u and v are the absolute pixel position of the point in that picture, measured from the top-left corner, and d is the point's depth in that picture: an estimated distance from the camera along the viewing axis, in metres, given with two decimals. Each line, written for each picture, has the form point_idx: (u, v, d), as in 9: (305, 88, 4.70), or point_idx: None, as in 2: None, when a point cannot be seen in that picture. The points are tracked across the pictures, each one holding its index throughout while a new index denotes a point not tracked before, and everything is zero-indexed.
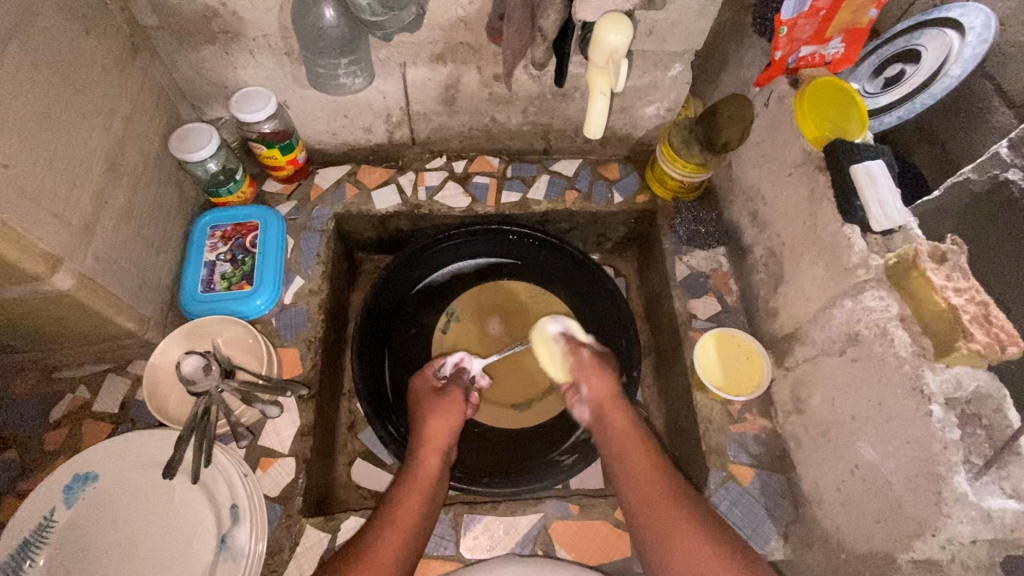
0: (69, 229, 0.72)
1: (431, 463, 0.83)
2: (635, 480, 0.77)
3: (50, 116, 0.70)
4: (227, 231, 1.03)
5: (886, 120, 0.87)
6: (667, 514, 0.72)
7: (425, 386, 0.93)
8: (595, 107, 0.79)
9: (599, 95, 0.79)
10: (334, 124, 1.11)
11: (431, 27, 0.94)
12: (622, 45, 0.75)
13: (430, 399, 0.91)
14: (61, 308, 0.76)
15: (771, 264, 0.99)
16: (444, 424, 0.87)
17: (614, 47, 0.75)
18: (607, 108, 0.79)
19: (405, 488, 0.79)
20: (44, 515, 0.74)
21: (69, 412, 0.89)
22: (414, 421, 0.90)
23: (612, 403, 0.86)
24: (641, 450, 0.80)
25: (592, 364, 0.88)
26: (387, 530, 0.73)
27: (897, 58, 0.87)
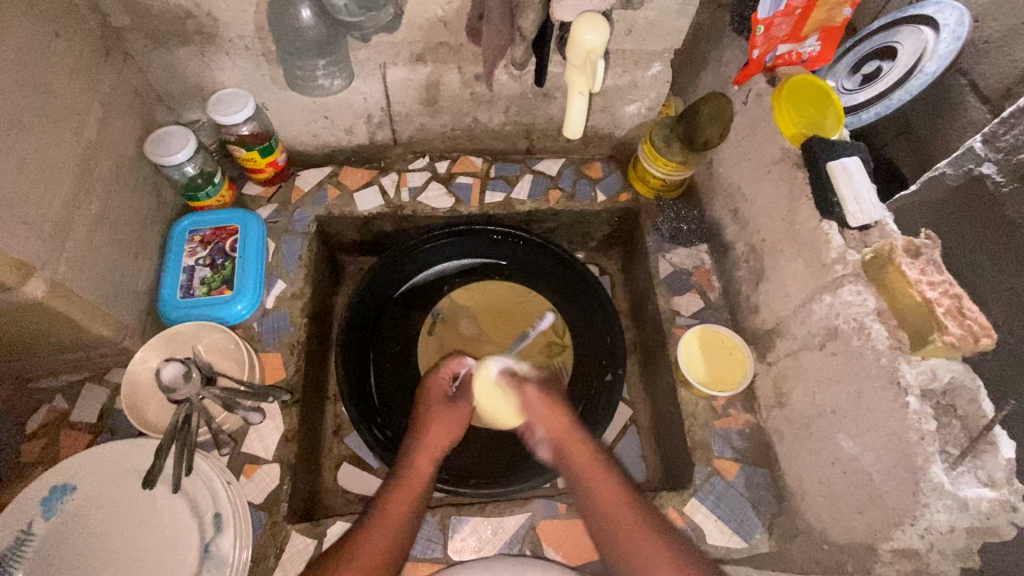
0: (41, 236, 0.70)
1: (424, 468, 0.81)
2: (596, 492, 0.75)
3: (18, 120, 0.68)
4: (207, 235, 1.01)
5: (864, 118, 0.88)
6: (626, 523, 0.72)
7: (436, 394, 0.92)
8: (575, 106, 0.79)
9: (578, 95, 0.79)
10: (314, 125, 1.10)
11: (409, 27, 0.93)
12: (601, 45, 0.75)
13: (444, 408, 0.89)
14: (34, 318, 0.74)
15: (752, 261, 1.00)
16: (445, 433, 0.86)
17: (591, 46, 0.75)
18: (586, 109, 0.79)
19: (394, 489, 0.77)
20: (21, 528, 0.72)
21: (46, 422, 0.87)
22: (415, 422, 0.88)
23: (568, 437, 0.83)
24: (601, 478, 0.77)
25: (541, 401, 0.86)
26: (370, 537, 0.72)
27: (873, 55, 0.89)
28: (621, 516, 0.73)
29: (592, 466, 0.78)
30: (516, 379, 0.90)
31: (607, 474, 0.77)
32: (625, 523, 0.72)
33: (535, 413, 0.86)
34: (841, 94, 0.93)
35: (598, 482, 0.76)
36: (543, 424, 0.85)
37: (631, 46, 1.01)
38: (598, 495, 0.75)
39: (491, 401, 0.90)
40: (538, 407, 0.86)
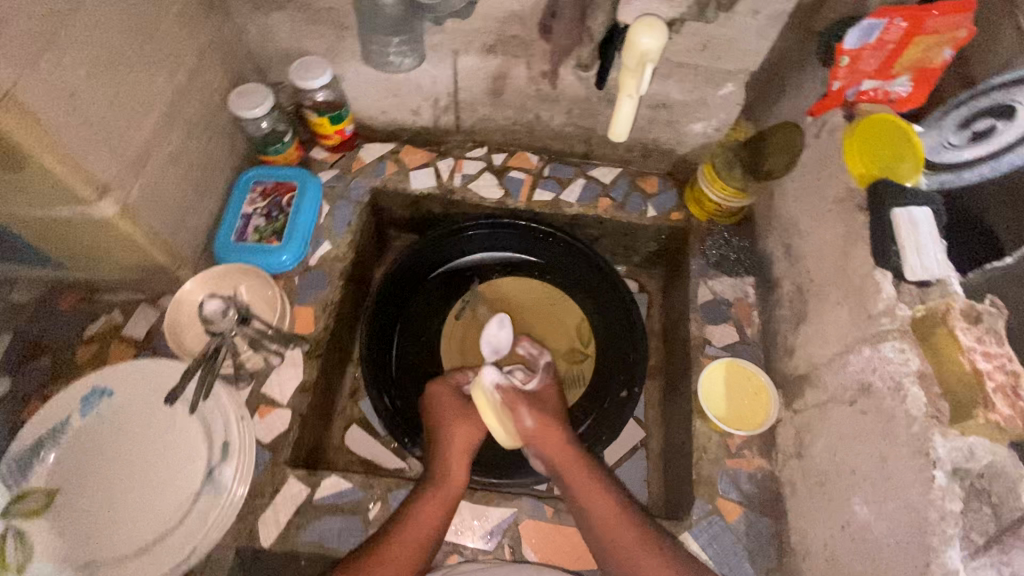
0: (122, 162, 0.77)
1: (459, 474, 0.84)
2: (584, 500, 0.81)
3: (122, 56, 0.75)
4: (268, 188, 1.07)
5: (967, 178, 0.73)
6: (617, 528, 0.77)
7: (450, 393, 0.95)
8: (621, 110, 0.74)
9: (626, 99, 0.73)
10: (385, 102, 1.15)
11: (485, 18, 0.95)
12: (655, 49, 0.68)
13: (458, 408, 0.92)
14: (102, 233, 0.81)
15: (797, 301, 0.95)
16: (468, 439, 0.89)
17: (645, 49, 0.68)
18: (633, 112, 0.74)
19: (428, 496, 0.80)
20: (62, 418, 0.82)
21: (101, 331, 0.97)
22: (438, 432, 0.90)
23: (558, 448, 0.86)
24: (593, 491, 0.81)
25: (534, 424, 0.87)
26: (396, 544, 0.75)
27: (990, 110, 0.71)
28: (617, 533, 0.76)
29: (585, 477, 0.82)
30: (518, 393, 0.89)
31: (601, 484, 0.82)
32: (623, 541, 0.76)
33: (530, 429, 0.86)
34: (943, 150, 0.77)
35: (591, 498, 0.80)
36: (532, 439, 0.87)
37: (705, 62, 0.98)
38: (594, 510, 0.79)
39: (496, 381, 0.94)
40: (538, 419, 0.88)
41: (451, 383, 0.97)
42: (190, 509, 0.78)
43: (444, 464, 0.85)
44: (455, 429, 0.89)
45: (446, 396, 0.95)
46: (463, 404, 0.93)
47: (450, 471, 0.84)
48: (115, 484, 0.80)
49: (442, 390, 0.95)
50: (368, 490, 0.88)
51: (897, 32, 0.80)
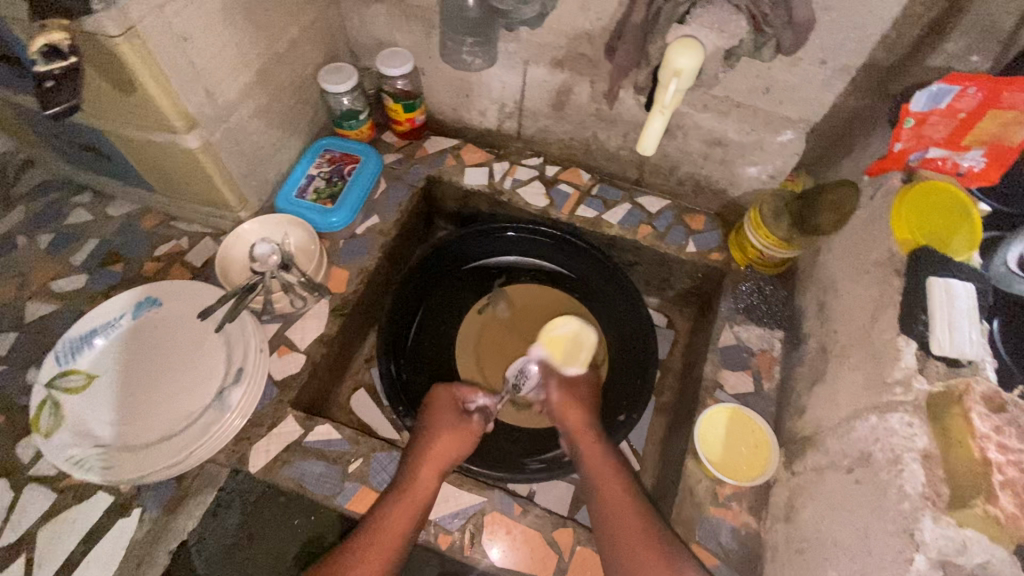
0: (214, 106, 0.89)
1: (427, 480, 0.82)
2: (602, 484, 0.82)
3: (235, 17, 0.87)
4: (335, 157, 1.18)
5: None
6: (633, 524, 0.75)
7: (447, 403, 0.95)
8: (653, 126, 0.76)
9: (658, 116, 0.75)
10: (456, 100, 1.24)
11: (558, 34, 1.00)
12: (691, 69, 0.72)
13: (450, 419, 0.92)
14: (186, 163, 0.93)
15: (818, 361, 0.90)
16: (451, 446, 0.88)
17: (680, 69, 0.71)
18: (662, 130, 0.76)
19: (396, 499, 0.79)
20: (115, 316, 0.94)
21: (169, 252, 1.10)
22: (421, 439, 0.88)
23: (585, 435, 0.90)
24: (610, 478, 0.82)
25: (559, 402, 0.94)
26: (365, 544, 0.73)
27: None
28: (626, 520, 0.76)
29: (607, 465, 0.84)
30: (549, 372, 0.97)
31: (623, 475, 0.83)
32: (633, 540, 0.74)
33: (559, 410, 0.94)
34: None
35: (607, 487, 0.81)
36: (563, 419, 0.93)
37: (766, 106, 0.98)
38: (608, 497, 0.80)
39: (581, 352, 1.00)
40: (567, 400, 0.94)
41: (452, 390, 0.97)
42: (196, 418, 0.87)
43: (417, 469, 0.83)
44: (441, 435, 0.88)
45: (444, 402, 0.95)
46: (455, 413, 0.94)
47: (423, 474, 0.83)
48: (142, 382, 0.90)
49: (441, 393, 0.97)
50: (354, 445, 0.92)
51: (971, 101, 0.75)
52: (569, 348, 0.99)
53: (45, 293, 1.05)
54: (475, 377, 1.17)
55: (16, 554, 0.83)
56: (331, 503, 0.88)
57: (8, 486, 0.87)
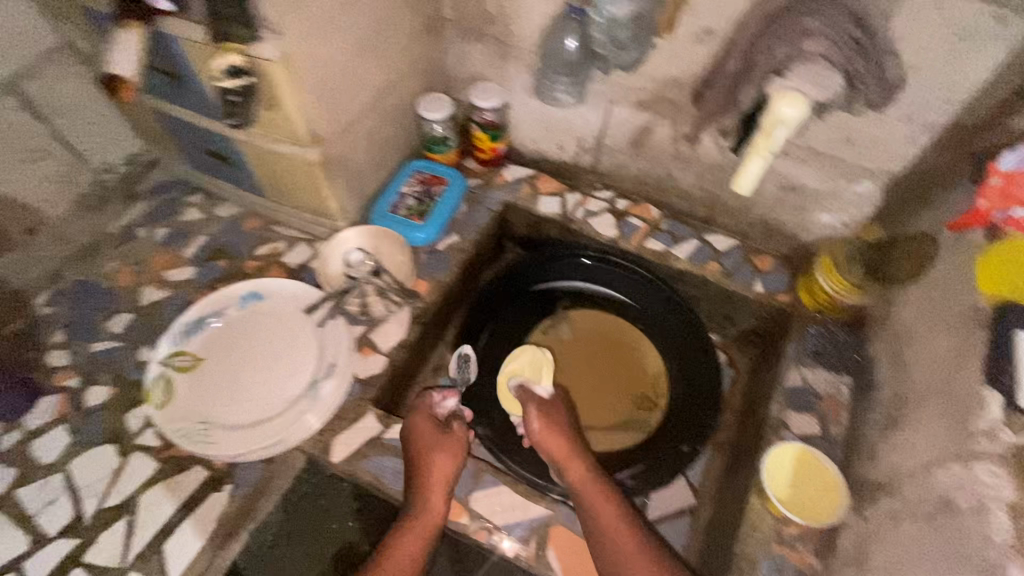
0: (336, 126, 0.99)
1: (439, 502, 0.88)
2: (597, 511, 0.88)
3: (363, 49, 0.97)
4: (426, 179, 1.26)
5: None
6: (629, 551, 0.82)
7: (424, 419, 0.97)
8: (750, 168, 0.83)
9: (757, 160, 0.82)
10: (538, 133, 1.32)
11: (647, 79, 1.07)
12: (795, 119, 0.78)
13: (429, 435, 0.94)
14: (303, 173, 1.04)
15: (892, 409, 0.91)
16: (446, 466, 0.90)
17: (784, 118, 0.78)
18: (761, 173, 0.83)
19: (409, 528, 0.84)
20: (222, 305, 1.04)
21: (268, 253, 1.20)
22: (414, 463, 0.91)
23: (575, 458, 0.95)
24: (606, 506, 0.88)
25: (539, 424, 0.99)
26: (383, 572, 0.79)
27: None
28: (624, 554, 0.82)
29: (595, 489, 0.91)
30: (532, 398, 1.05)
31: (610, 505, 0.88)
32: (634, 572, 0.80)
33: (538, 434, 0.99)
34: None
35: (604, 515, 0.87)
36: (546, 442, 0.98)
37: (846, 156, 1.02)
38: (605, 525, 0.86)
39: (544, 368, 1.14)
40: (551, 420, 1.00)
41: (421, 412, 0.98)
42: (291, 406, 0.96)
43: (424, 493, 0.88)
44: (435, 457, 0.91)
45: (421, 418, 0.96)
46: (435, 428, 0.95)
47: (428, 500, 0.87)
48: (242, 367, 0.99)
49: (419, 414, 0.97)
50: None
51: None
52: (535, 370, 1.14)
53: (159, 281, 1.16)
54: None
55: (124, 512, 0.92)
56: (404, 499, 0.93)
57: (117, 451, 0.97)
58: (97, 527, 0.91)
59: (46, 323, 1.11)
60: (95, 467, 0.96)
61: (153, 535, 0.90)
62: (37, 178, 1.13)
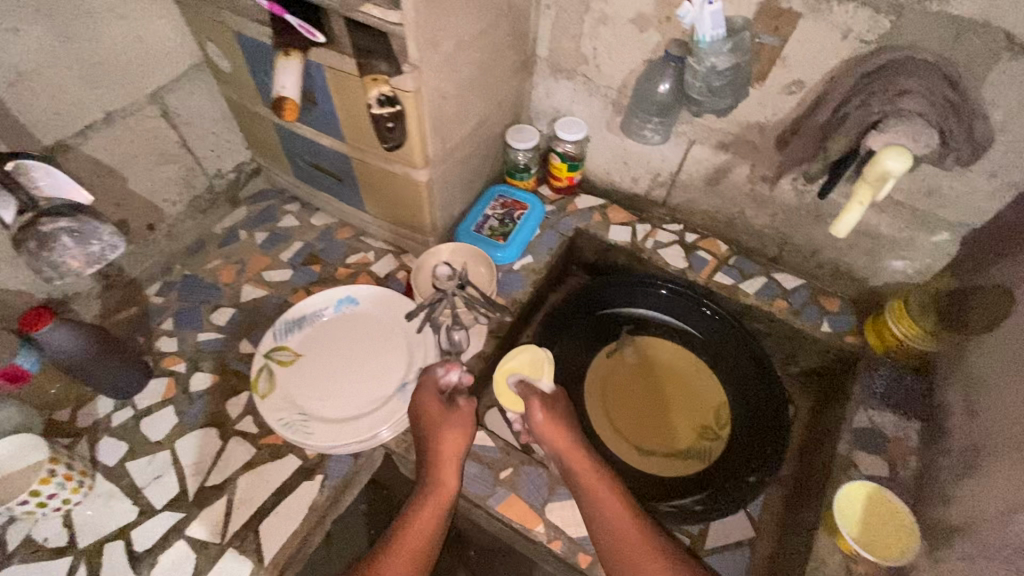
0: (443, 150, 1.08)
1: (452, 477, 0.89)
2: (605, 508, 0.88)
3: (475, 83, 1.07)
4: (507, 203, 1.35)
5: None
6: (639, 548, 0.84)
7: (429, 394, 0.96)
8: (850, 214, 0.88)
9: (857, 206, 0.87)
10: (614, 166, 1.39)
11: (730, 124, 1.14)
12: (899, 172, 0.83)
13: (437, 411, 0.94)
14: (407, 191, 1.13)
15: (967, 457, 0.91)
16: (457, 439, 0.92)
17: (889, 170, 0.83)
18: (860, 218, 0.88)
19: (425, 502, 0.87)
20: (322, 307, 1.12)
21: (358, 262, 1.29)
22: (426, 438, 0.92)
23: (578, 455, 0.94)
24: (613, 502, 0.89)
25: (542, 421, 0.95)
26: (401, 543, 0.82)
27: None
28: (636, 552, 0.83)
29: (600, 486, 0.91)
30: (531, 391, 0.99)
31: (618, 503, 0.89)
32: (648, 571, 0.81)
33: (538, 430, 0.96)
34: None
35: (613, 512, 0.88)
36: (548, 440, 0.96)
37: (925, 207, 1.06)
38: (615, 523, 0.87)
39: (545, 366, 1.05)
40: (554, 414, 0.97)
41: (425, 385, 0.97)
42: (384, 404, 1.02)
43: (438, 467, 0.90)
44: (443, 434, 0.91)
45: (427, 394, 0.96)
46: (442, 403, 0.95)
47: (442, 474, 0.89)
48: (339, 366, 1.06)
49: (425, 389, 0.97)
50: (505, 454, 1.02)
51: None
52: (535, 368, 1.05)
53: (257, 280, 1.26)
54: (601, 417, 1.25)
55: (222, 492, 0.99)
56: (484, 502, 0.98)
57: (218, 435, 1.05)
58: (197, 503, 0.98)
59: (158, 311, 1.21)
60: (197, 447, 1.03)
61: (248, 515, 0.96)
62: (162, 179, 1.21)
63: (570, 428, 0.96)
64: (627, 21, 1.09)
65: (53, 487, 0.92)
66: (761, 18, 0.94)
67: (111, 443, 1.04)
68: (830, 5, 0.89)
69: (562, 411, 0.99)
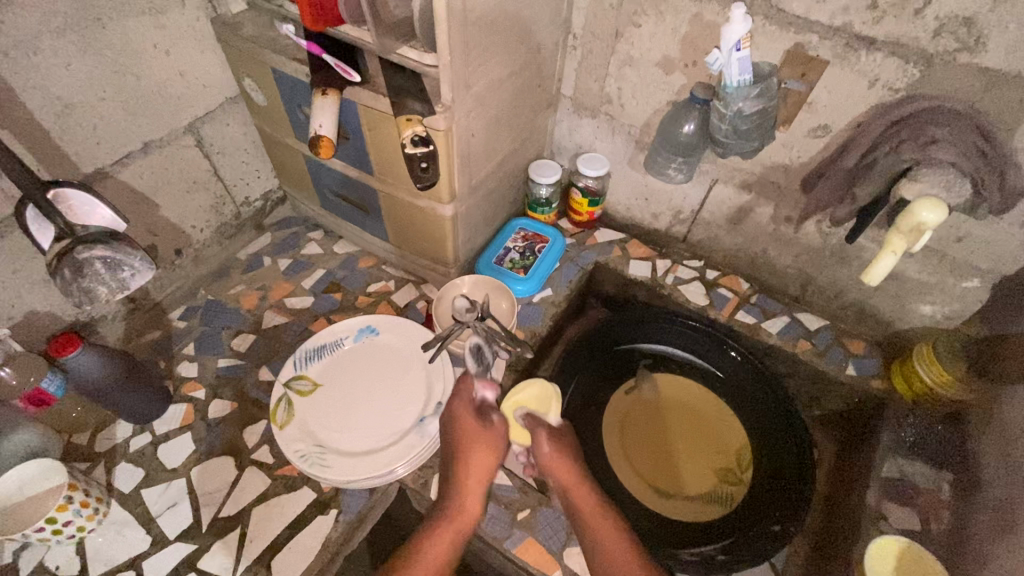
0: (468, 185, 1.09)
1: (473, 500, 0.88)
2: (599, 533, 0.86)
3: (502, 121, 1.08)
4: (528, 236, 1.36)
5: None
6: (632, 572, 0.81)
7: (464, 408, 0.96)
8: (882, 262, 0.87)
9: (890, 255, 0.86)
10: (635, 202, 1.40)
11: (754, 164, 1.14)
12: (934, 223, 0.82)
13: (471, 425, 0.93)
14: (431, 224, 1.14)
15: (1004, 514, 0.86)
16: (485, 458, 0.90)
17: (924, 221, 0.83)
18: (891, 267, 0.87)
19: (444, 524, 0.84)
20: (342, 336, 1.12)
21: (378, 291, 1.30)
22: (455, 455, 0.91)
23: (576, 484, 0.92)
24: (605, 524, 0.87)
25: (549, 453, 0.94)
26: (424, 550, 0.80)
27: None
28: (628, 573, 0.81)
29: (594, 511, 0.89)
30: (540, 424, 0.98)
31: (611, 527, 0.87)
32: None
33: (546, 464, 0.93)
34: None
35: (606, 536, 0.85)
36: (553, 474, 0.93)
37: (955, 254, 1.04)
38: (607, 546, 0.84)
39: (553, 401, 1.02)
40: (562, 448, 0.95)
41: (460, 400, 0.97)
42: (401, 438, 1.00)
43: (461, 485, 0.88)
44: (471, 453, 0.90)
45: (461, 409, 0.96)
46: (476, 419, 0.94)
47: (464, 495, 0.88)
48: (357, 397, 1.06)
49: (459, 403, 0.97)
50: (522, 494, 1.00)
51: None
52: (543, 403, 1.02)
53: (279, 307, 1.27)
54: (619, 455, 1.23)
55: (237, 523, 0.97)
56: (500, 544, 0.95)
57: (234, 464, 1.04)
58: (212, 534, 0.97)
59: (180, 335, 1.22)
60: (213, 476, 1.03)
61: (262, 549, 0.95)
62: (192, 207, 1.24)
63: (574, 461, 0.94)
64: (653, 63, 1.11)
65: (70, 514, 0.91)
66: (788, 65, 0.96)
67: (127, 469, 1.03)
68: (857, 54, 0.90)
69: (569, 444, 0.97)
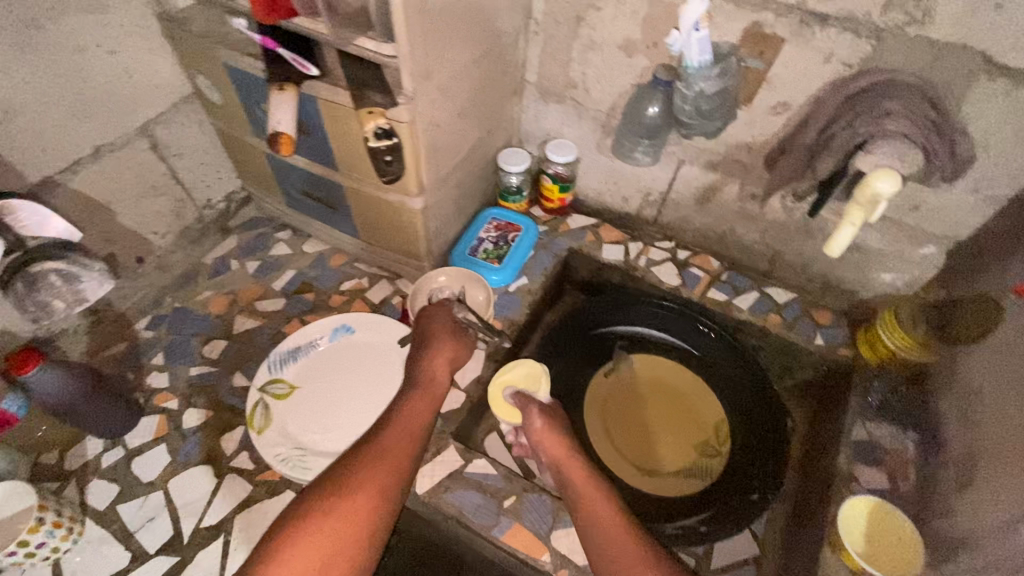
0: (437, 177, 1.08)
1: (442, 379, 0.94)
2: (585, 496, 0.88)
3: (467, 110, 1.07)
4: (501, 225, 1.35)
5: None
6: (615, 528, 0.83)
7: (442, 316, 1.03)
8: (842, 234, 0.90)
9: (848, 227, 0.90)
10: (605, 187, 1.41)
11: (718, 144, 1.16)
12: (889, 194, 0.85)
13: (449, 330, 1.01)
14: (401, 217, 1.12)
15: (963, 470, 0.91)
16: (454, 347, 0.99)
17: (879, 192, 0.85)
18: (852, 238, 0.90)
19: (417, 397, 0.90)
20: (316, 336, 1.10)
21: (352, 289, 1.28)
22: (424, 346, 0.98)
23: (565, 453, 0.95)
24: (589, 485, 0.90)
25: (540, 427, 0.98)
26: (397, 423, 0.86)
27: None
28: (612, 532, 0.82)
29: (583, 478, 0.91)
30: (529, 401, 1.02)
31: (597, 491, 0.88)
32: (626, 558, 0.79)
33: (536, 437, 0.98)
34: None
35: (592, 499, 0.87)
36: (544, 446, 0.97)
37: (912, 222, 1.08)
38: (594, 509, 0.86)
39: (541, 381, 1.08)
40: (552, 421, 0.99)
41: (438, 310, 1.05)
42: None
43: (431, 368, 0.95)
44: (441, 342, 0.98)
45: (441, 315, 1.04)
46: (452, 324, 1.03)
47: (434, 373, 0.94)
48: (336, 397, 1.05)
49: (437, 312, 1.04)
50: (508, 482, 1.01)
51: None
52: (532, 382, 1.08)
53: (250, 311, 1.24)
54: (602, 436, 1.25)
55: (219, 532, 0.96)
56: (488, 533, 0.96)
57: (212, 473, 1.02)
58: (194, 545, 0.95)
59: (148, 346, 1.18)
60: (191, 487, 1.01)
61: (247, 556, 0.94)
62: (151, 213, 1.20)
63: (564, 433, 0.98)
64: (615, 47, 1.11)
65: (43, 535, 0.88)
66: (746, 43, 0.97)
67: (101, 486, 1.01)
68: (812, 31, 0.91)
69: (558, 419, 1.01)
